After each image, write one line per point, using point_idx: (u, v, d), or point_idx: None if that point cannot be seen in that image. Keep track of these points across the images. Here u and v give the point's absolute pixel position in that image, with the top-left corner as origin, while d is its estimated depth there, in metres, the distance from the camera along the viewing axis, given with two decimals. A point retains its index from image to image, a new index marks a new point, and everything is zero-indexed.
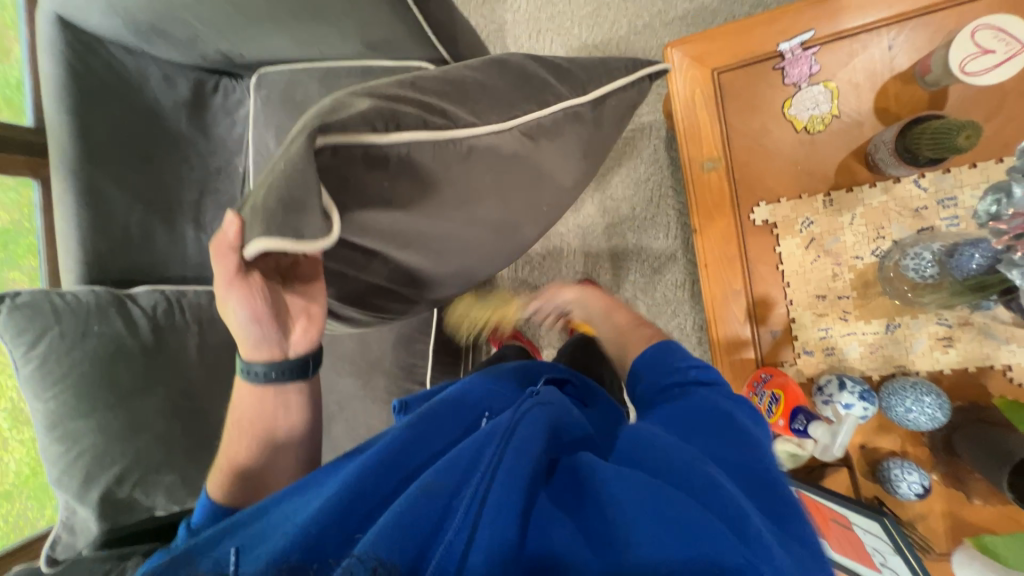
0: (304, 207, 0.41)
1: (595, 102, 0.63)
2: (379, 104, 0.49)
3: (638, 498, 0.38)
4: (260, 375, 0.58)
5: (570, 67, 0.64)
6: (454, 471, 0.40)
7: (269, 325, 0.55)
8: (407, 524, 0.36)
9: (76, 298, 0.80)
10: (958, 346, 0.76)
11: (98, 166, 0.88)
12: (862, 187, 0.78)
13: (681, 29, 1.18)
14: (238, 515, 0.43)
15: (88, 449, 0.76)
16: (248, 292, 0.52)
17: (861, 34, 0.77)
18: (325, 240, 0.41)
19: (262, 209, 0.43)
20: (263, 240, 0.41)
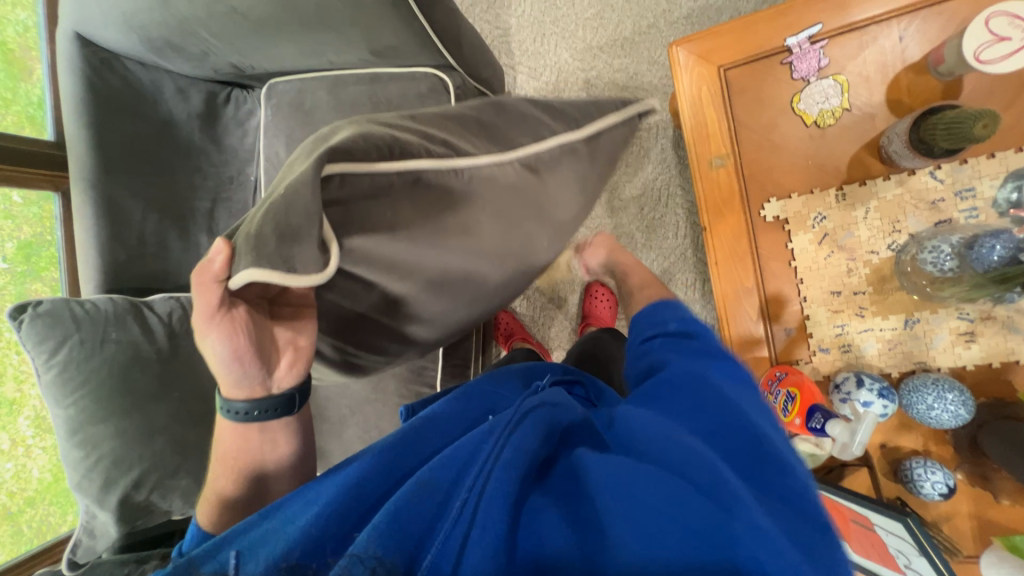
0: (299, 238, 0.39)
1: (591, 136, 0.62)
2: (381, 132, 0.47)
3: (631, 483, 0.38)
4: (241, 413, 0.51)
5: (562, 105, 0.62)
6: (444, 469, 0.41)
7: (251, 363, 0.49)
8: (398, 525, 0.37)
9: (94, 306, 0.82)
10: (980, 342, 0.73)
11: (113, 177, 0.90)
12: (876, 181, 0.77)
13: (686, 28, 1.18)
14: (238, 524, 0.42)
15: (107, 454, 0.78)
16: (229, 327, 0.47)
17: (870, 26, 0.76)
18: (319, 275, 0.40)
19: (249, 236, 0.41)
20: (253, 270, 0.39)
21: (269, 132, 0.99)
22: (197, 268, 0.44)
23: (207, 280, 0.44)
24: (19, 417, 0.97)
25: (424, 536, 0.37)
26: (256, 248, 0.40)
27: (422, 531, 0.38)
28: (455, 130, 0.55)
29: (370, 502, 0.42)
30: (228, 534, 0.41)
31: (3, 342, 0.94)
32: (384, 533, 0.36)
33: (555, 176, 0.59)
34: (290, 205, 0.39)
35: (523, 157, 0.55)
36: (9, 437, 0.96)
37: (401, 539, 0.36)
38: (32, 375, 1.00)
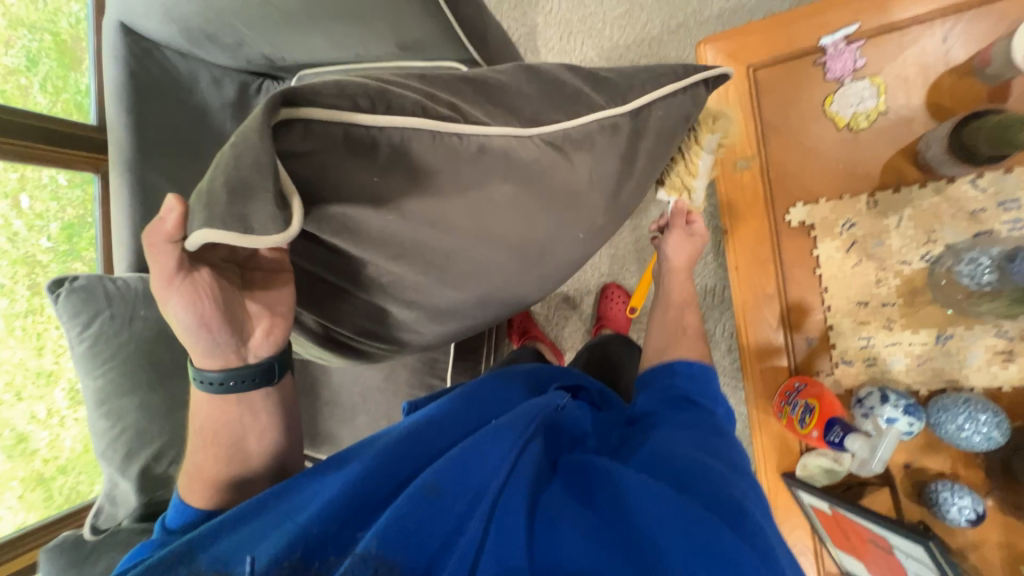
0: (254, 194, 0.34)
1: (636, 111, 0.56)
2: (370, 82, 0.42)
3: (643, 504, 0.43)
4: (215, 384, 0.49)
5: (609, 75, 0.58)
6: (449, 476, 0.44)
7: (220, 330, 0.46)
8: (407, 528, 0.40)
9: (126, 284, 0.88)
10: (1019, 362, 0.69)
11: (146, 160, 0.95)
12: (912, 188, 0.73)
13: (718, 28, 1.16)
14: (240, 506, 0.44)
15: (131, 425, 0.86)
16: (192, 291, 0.42)
17: (912, 26, 0.72)
18: (278, 237, 0.34)
19: (202, 192, 0.36)
20: (205, 232, 0.34)
21: None
22: (145, 228, 0.39)
23: (158, 241, 0.39)
24: (54, 390, 1.02)
25: (439, 541, 0.41)
26: (208, 207, 0.34)
27: (438, 535, 0.41)
28: (472, 95, 0.49)
29: (378, 500, 0.44)
30: (227, 520, 0.42)
31: (42, 317, 1.00)
32: (403, 531, 0.40)
33: (584, 160, 0.54)
34: (240, 157, 0.34)
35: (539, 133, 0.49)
36: (46, 408, 1.01)
37: (417, 542, 0.40)
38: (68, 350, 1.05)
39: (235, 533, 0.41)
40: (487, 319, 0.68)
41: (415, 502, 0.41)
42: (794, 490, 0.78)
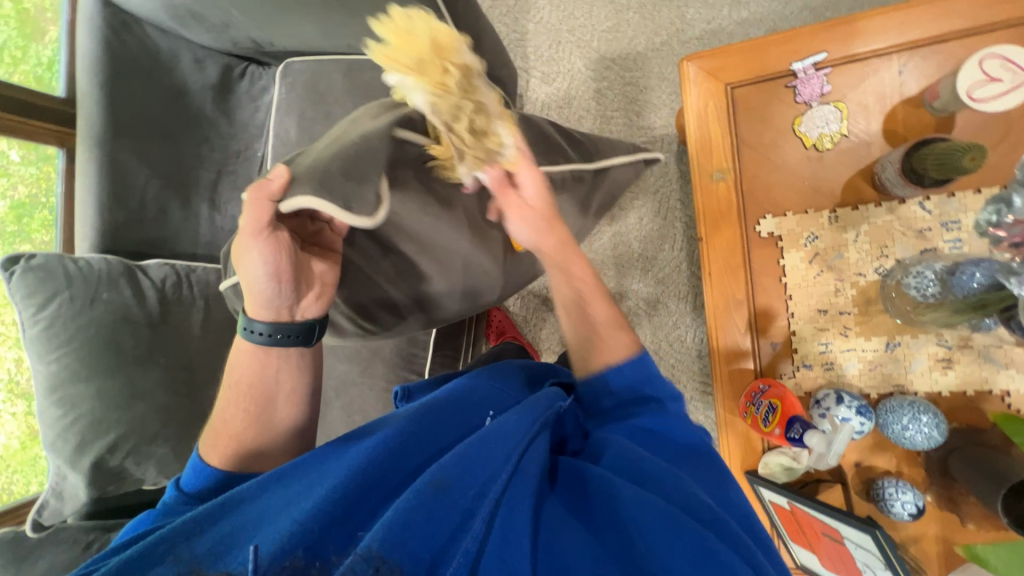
0: (364, 180, 0.54)
1: (596, 169, 0.84)
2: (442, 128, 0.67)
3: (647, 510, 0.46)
4: (262, 334, 0.57)
5: (582, 139, 0.85)
6: (455, 474, 0.46)
7: (287, 285, 0.56)
8: (412, 527, 0.41)
9: (88, 265, 0.92)
10: (956, 369, 0.76)
11: (120, 138, 0.99)
12: (868, 206, 0.79)
13: (698, 48, 1.23)
14: (237, 490, 0.45)
15: (85, 414, 0.86)
16: (274, 245, 0.54)
17: (872, 59, 0.79)
18: (369, 221, 0.53)
19: (314, 173, 0.52)
20: (314, 199, 0.50)
21: (281, 109, 1.07)
22: (256, 186, 0.52)
23: (262, 197, 0.52)
24: None
25: (443, 541, 0.42)
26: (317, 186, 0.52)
27: (440, 536, 0.42)
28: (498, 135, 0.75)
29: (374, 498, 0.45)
30: (212, 510, 0.43)
31: None
32: (405, 530, 0.41)
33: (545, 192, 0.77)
34: (359, 159, 0.55)
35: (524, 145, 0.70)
36: None
37: (417, 541, 0.41)
38: (12, 337, 0.98)
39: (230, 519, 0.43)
40: (463, 303, 0.81)
41: (419, 501, 0.43)
42: (756, 487, 0.82)
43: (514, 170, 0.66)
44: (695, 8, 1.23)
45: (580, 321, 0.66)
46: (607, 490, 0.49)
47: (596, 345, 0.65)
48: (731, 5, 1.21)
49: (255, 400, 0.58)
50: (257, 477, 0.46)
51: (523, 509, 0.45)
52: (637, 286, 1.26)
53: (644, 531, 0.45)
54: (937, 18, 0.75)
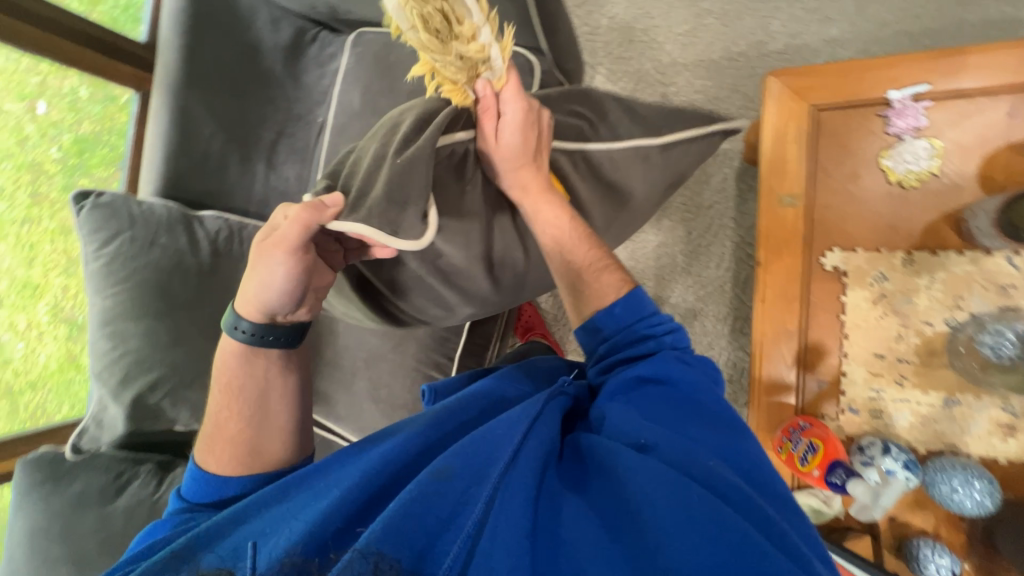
0: (404, 205, 0.59)
1: (665, 144, 0.75)
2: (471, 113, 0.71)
3: (653, 486, 0.44)
4: (251, 334, 0.64)
5: (649, 111, 0.77)
6: (459, 466, 0.48)
7: (293, 300, 0.63)
8: (408, 518, 0.44)
9: (151, 210, 0.94)
10: (1018, 437, 0.72)
11: (192, 91, 1.03)
12: (949, 252, 0.75)
13: (778, 63, 1.17)
14: (266, 491, 0.52)
15: (133, 351, 0.90)
16: (297, 266, 0.60)
17: (978, 97, 0.74)
18: (414, 243, 0.58)
19: (360, 202, 0.58)
20: (363, 225, 0.56)
21: (348, 78, 1.08)
22: (312, 210, 0.56)
23: (310, 221, 0.57)
24: (38, 303, 0.96)
25: (436, 527, 0.45)
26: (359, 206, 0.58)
27: (437, 524, 0.45)
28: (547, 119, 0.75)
29: (379, 491, 0.49)
30: (243, 509, 0.51)
31: (38, 229, 0.96)
32: (399, 524, 0.44)
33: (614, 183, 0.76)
34: (405, 180, 0.60)
35: (545, 114, 0.71)
36: (26, 319, 0.94)
37: (413, 532, 0.44)
38: (60, 265, 1.01)
39: (250, 523, 0.50)
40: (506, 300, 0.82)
41: (418, 494, 0.46)
42: None
43: (500, 88, 0.65)
44: (781, 20, 1.17)
45: (565, 266, 0.67)
46: (608, 466, 0.49)
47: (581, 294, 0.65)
48: (820, 22, 1.14)
49: (250, 404, 0.65)
50: (272, 487, 0.53)
51: (518, 496, 0.46)
52: (676, 301, 1.23)
53: (650, 510, 0.43)
54: None
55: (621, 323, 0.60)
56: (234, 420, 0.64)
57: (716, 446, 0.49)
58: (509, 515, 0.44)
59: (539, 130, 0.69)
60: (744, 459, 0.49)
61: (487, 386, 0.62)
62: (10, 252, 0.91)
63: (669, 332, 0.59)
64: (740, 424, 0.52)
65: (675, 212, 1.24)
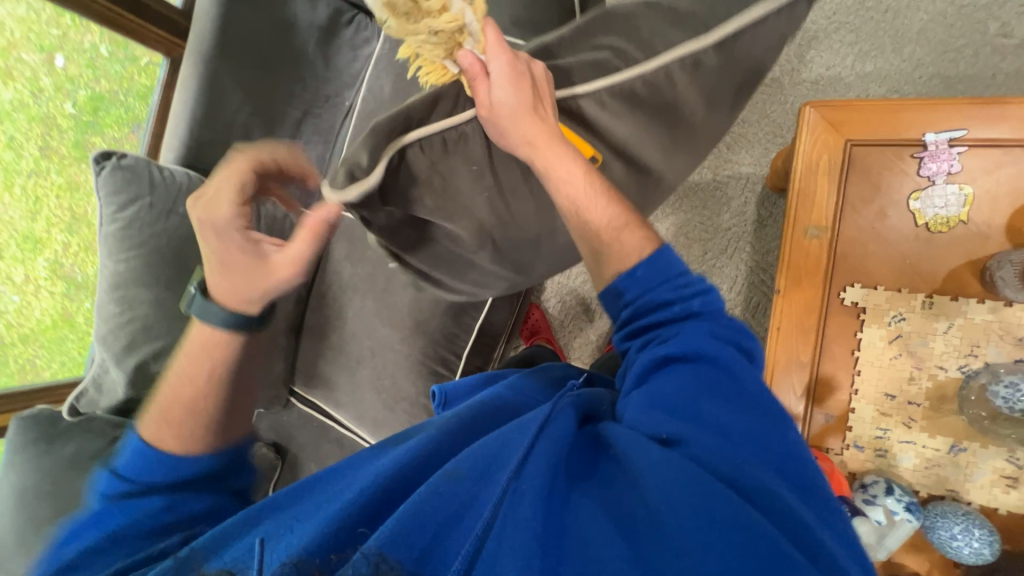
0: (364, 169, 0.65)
1: (716, 43, 0.67)
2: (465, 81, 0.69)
3: (675, 481, 0.43)
4: (217, 317, 0.63)
5: (691, 8, 0.68)
6: (472, 470, 0.48)
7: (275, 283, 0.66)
8: (417, 518, 0.44)
9: (172, 175, 0.92)
10: (1020, 490, 0.72)
11: (224, 62, 1.00)
12: (970, 300, 0.75)
13: (810, 93, 1.17)
14: (277, 494, 0.52)
15: (140, 318, 0.89)
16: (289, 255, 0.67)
17: (1016, 148, 0.74)
18: (348, 195, 0.64)
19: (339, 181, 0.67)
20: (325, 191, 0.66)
21: (381, 64, 1.07)
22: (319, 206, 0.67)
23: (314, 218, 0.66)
24: (38, 258, 0.95)
25: (444, 522, 0.44)
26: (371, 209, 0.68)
27: (446, 522, 0.45)
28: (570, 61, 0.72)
29: (390, 495, 0.49)
30: (248, 515, 0.49)
31: (47, 184, 0.92)
32: (409, 525, 0.43)
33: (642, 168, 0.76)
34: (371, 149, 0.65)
35: (537, 65, 0.67)
36: (25, 272, 0.93)
37: (422, 530, 0.43)
38: (65, 223, 0.98)
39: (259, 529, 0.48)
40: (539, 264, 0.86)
41: (431, 492, 0.46)
42: None
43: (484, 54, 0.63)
44: (817, 50, 1.17)
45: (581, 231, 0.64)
46: (626, 460, 0.47)
47: (602, 257, 0.62)
48: (856, 56, 1.14)
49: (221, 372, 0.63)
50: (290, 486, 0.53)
51: (529, 492, 0.45)
52: None
53: (670, 505, 0.41)
54: None
55: (645, 285, 0.57)
56: (202, 396, 0.61)
57: (745, 437, 0.47)
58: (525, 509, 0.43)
59: (533, 81, 0.64)
60: (778, 453, 0.47)
61: (497, 402, 0.62)
62: (13, 203, 0.88)
63: (697, 295, 0.56)
64: (772, 412, 0.50)
65: (694, 230, 1.24)
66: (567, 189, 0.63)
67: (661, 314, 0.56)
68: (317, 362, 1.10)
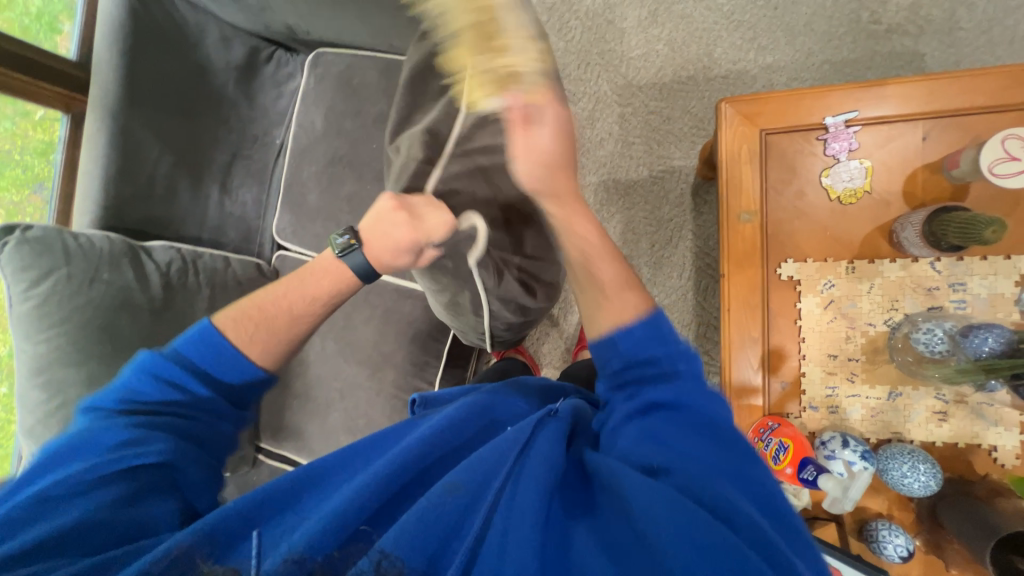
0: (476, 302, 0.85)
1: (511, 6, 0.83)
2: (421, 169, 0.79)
3: (657, 506, 0.45)
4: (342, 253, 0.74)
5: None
6: (470, 477, 0.50)
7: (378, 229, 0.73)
8: (425, 527, 0.46)
9: (89, 243, 0.85)
10: (950, 422, 0.80)
11: (135, 110, 0.94)
12: (884, 261, 0.84)
13: (722, 87, 1.27)
14: (271, 485, 0.52)
15: (71, 400, 0.81)
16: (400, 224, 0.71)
17: (899, 123, 0.84)
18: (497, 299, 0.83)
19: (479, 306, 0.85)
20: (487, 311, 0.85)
21: (309, 99, 1.08)
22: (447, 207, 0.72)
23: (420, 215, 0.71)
24: None
25: (439, 541, 0.46)
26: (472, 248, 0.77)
27: (446, 532, 0.47)
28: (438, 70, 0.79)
29: (386, 497, 0.51)
30: (248, 502, 0.50)
31: None
32: (414, 535, 0.45)
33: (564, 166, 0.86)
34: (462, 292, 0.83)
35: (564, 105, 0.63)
36: None
37: (426, 539, 0.46)
38: None
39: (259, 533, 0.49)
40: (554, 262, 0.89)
41: (433, 501, 0.48)
42: None
43: (529, 106, 0.60)
44: (723, 47, 1.27)
45: (586, 282, 0.67)
46: (614, 483, 0.49)
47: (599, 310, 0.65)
48: (757, 50, 1.25)
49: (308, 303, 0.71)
50: (289, 475, 0.53)
51: (530, 504, 0.47)
52: None
53: (649, 523, 0.44)
54: (961, 93, 0.81)
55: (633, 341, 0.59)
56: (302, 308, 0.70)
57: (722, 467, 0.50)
58: (522, 512, 0.47)
59: (559, 131, 0.62)
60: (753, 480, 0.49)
61: (486, 398, 0.64)
62: None
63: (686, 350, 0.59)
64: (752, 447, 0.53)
65: (640, 224, 1.30)
66: (580, 242, 0.68)
67: (647, 368, 0.57)
68: (283, 413, 1.05)
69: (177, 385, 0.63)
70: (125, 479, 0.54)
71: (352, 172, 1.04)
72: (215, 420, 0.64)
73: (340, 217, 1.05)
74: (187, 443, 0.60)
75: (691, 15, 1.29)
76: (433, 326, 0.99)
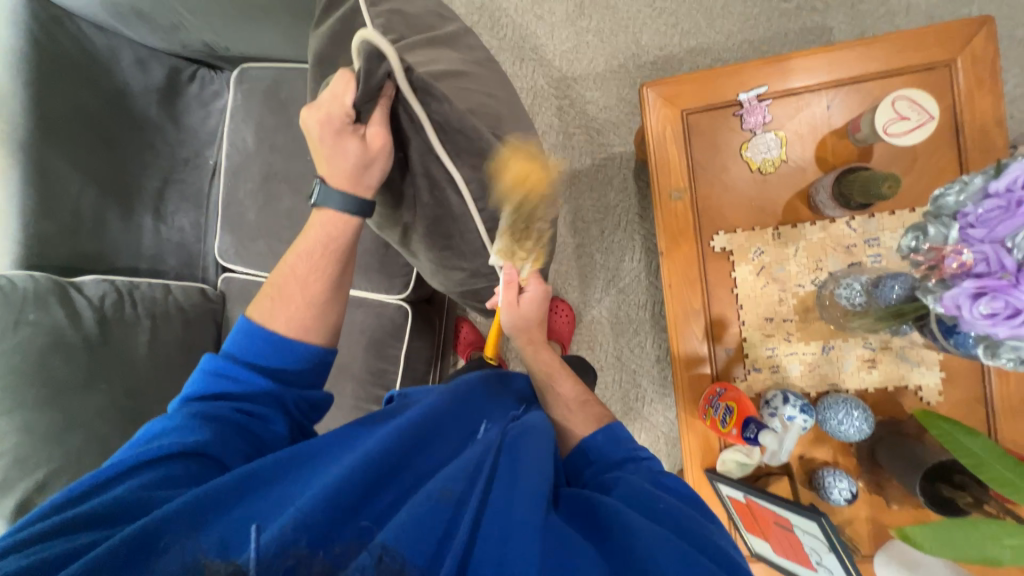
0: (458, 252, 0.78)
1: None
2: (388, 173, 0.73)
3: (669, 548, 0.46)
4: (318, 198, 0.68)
5: None
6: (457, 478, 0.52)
7: (324, 152, 0.64)
8: (421, 524, 0.46)
9: (13, 283, 0.81)
10: (879, 367, 0.86)
11: (51, 140, 0.89)
12: (805, 224, 0.89)
13: (652, 72, 1.31)
14: (251, 470, 0.51)
15: (8, 452, 0.75)
16: (326, 124, 0.62)
17: (805, 94, 0.89)
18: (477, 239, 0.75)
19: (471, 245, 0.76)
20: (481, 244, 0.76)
21: (237, 116, 1.06)
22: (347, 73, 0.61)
23: (337, 103, 0.61)
24: None
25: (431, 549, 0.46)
26: (412, 118, 0.65)
27: (436, 534, 0.47)
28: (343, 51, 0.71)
29: (369, 486, 0.49)
30: (221, 488, 0.48)
31: None
32: (412, 533, 0.46)
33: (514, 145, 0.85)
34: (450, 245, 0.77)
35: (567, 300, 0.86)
36: None
37: (425, 533, 0.46)
38: None
39: (237, 508, 0.47)
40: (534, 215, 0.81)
41: (431, 502, 0.49)
42: (715, 484, 0.88)
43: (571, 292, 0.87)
44: (649, 34, 1.31)
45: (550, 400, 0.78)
46: (620, 518, 0.50)
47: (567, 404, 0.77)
48: (681, 35, 1.30)
49: (330, 262, 0.69)
50: (273, 459, 0.52)
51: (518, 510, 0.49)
52: (599, 297, 1.32)
53: (650, 550, 0.46)
54: (858, 60, 0.86)
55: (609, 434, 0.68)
56: (319, 276, 0.69)
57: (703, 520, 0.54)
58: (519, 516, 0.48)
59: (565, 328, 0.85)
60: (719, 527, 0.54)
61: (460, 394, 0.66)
62: None
63: None
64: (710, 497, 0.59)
65: (588, 212, 1.33)
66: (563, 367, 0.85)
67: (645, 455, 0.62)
68: None
69: (230, 376, 0.64)
70: (165, 463, 0.53)
71: (288, 186, 1.03)
72: (270, 416, 0.62)
73: (282, 233, 1.04)
74: (239, 435, 0.59)
75: (615, 6, 1.32)
76: (387, 333, 0.99)
